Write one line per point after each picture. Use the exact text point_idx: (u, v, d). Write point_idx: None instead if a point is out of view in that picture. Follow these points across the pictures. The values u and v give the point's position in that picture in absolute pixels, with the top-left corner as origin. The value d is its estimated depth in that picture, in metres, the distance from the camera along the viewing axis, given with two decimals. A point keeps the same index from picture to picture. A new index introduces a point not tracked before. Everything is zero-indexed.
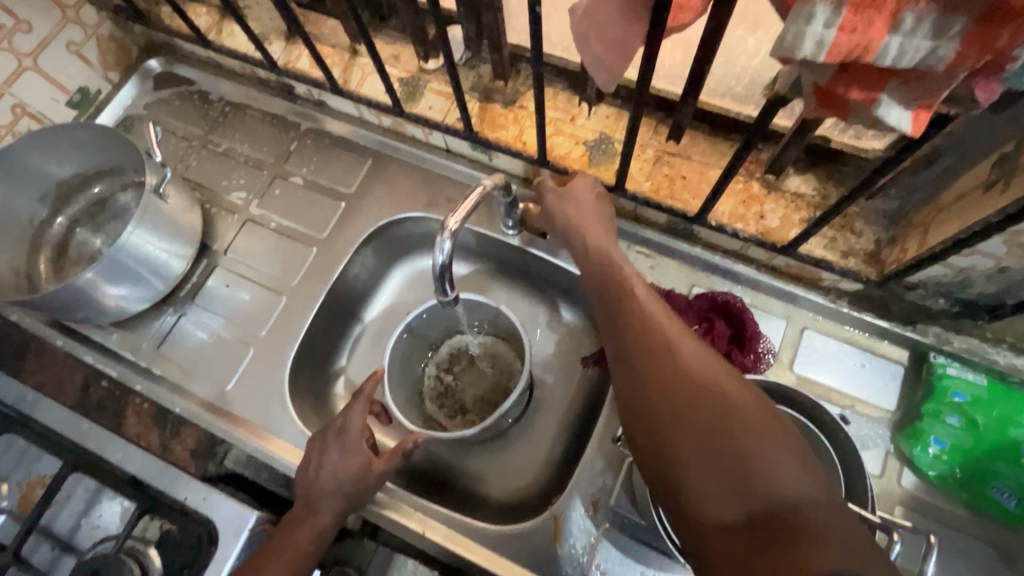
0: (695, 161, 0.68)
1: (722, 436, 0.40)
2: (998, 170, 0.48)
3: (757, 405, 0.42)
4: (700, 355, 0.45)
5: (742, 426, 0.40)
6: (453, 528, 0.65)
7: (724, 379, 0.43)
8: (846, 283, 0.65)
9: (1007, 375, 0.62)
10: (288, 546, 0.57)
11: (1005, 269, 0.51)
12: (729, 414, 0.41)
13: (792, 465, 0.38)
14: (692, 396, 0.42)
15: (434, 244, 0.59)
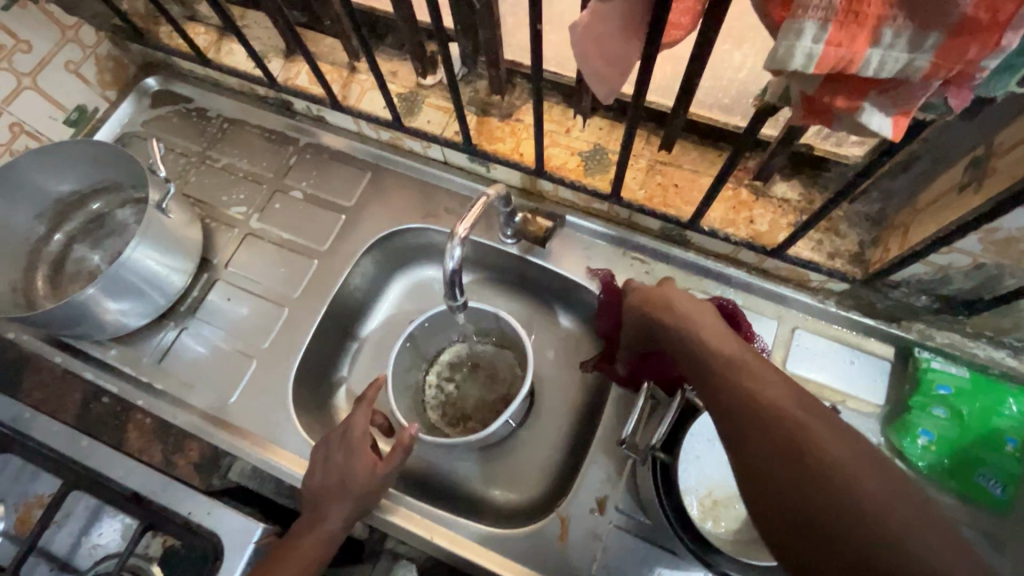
0: (686, 170, 0.71)
1: (804, 452, 0.38)
2: (971, 173, 0.52)
3: (832, 422, 0.40)
4: (788, 392, 0.43)
5: (819, 441, 0.38)
6: (457, 533, 0.66)
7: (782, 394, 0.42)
8: (833, 283, 0.68)
9: (987, 368, 0.65)
10: (297, 549, 0.58)
11: (982, 265, 0.55)
12: (800, 435, 0.39)
13: (883, 481, 0.36)
14: (764, 415, 0.41)
15: (445, 251, 0.61)
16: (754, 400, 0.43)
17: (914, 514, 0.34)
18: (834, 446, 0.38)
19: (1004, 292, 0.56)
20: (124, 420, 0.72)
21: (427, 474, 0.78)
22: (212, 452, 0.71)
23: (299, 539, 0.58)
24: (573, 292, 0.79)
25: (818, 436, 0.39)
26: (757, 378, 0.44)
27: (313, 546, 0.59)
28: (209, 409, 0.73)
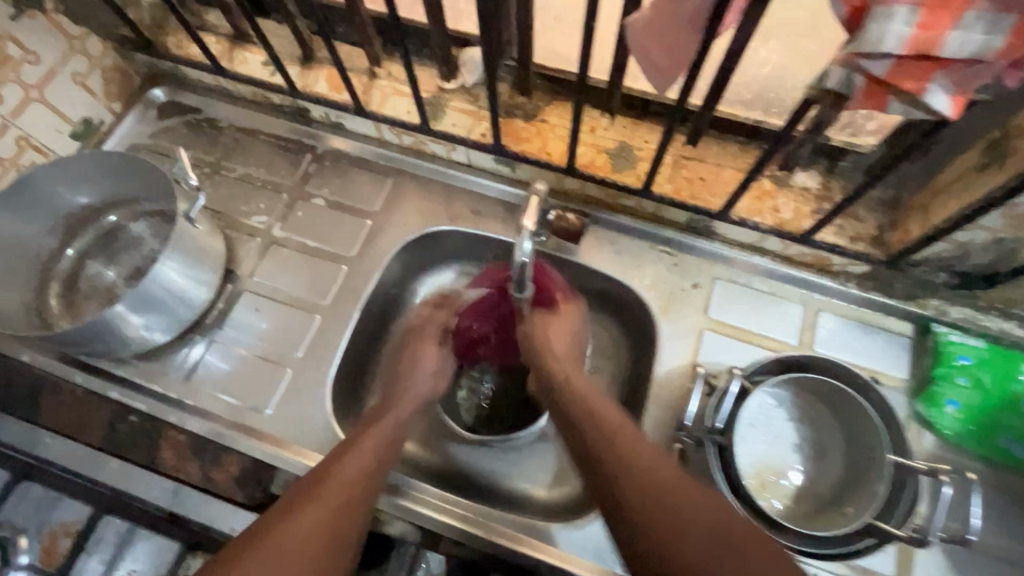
0: (710, 163, 0.74)
1: (672, 514, 0.51)
2: (989, 154, 0.56)
3: (716, 507, 0.51)
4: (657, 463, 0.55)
5: (689, 517, 0.50)
6: (487, 513, 0.66)
7: (667, 473, 0.54)
8: (854, 265, 0.72)
9: (999, 338, 0.70)
10: (334, 470, 0.59)
11: (1000, 239, 0.59)
12: (682, 514, 0.51)
13: None
14: (635, 485, 0.53)
15: (516, 247, 0.58)
16: (637, 463, 0.55)
17: (761, 552, 0.47)
18: (720, 528, 0.49)
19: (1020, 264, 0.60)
20: (155, 438, 0.69)
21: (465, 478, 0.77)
22: (251, 466, 0.69)
23: (334, 471, 0.59)
24: (602, 288, 0.80)
25: (690, 496, 0.52)
26: (634, 448, 0.57)
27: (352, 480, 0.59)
28: (245, 423, 0.71)
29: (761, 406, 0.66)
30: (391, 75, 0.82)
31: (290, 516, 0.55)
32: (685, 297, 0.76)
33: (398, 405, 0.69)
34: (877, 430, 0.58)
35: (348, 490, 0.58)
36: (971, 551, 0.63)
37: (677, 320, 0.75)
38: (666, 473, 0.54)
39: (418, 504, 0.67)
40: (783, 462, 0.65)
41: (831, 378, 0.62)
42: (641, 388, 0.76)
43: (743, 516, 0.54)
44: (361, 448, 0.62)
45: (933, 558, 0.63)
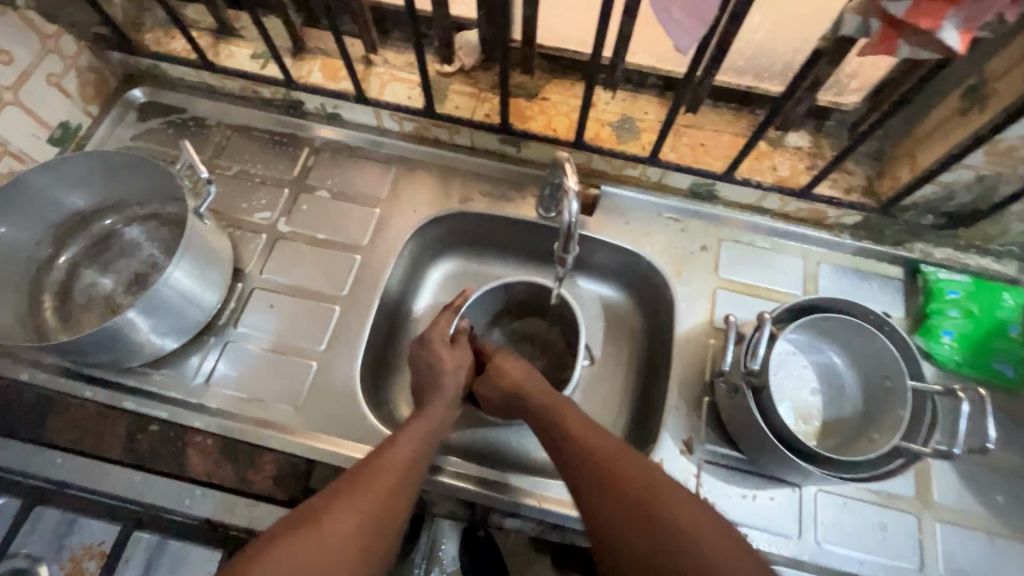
0: (708, 130, 0.78)
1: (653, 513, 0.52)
2: (968, 99, 0.61)
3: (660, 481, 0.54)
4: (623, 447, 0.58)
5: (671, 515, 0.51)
6: (540, 487, 0.66)
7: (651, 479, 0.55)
8: (848, 216, 0.77)
9: (979, 273, 0.76)
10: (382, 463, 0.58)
11: (982, 176, 0.65)
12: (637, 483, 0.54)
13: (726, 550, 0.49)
14: (618, 498, 0.54)
15: (562, 207, 0.59)
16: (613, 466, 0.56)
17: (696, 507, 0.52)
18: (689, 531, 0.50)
19: (998, 200, 0.67)
20: (181, 445, 0.66)
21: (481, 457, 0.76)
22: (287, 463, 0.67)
23: (376, 472, 0.57)
24: (615, 258, 0.83)
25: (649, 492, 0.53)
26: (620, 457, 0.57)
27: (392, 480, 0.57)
28: (275, 421, 0.69)
29: (781, 352, 0.71)
30: (388, 62, 0.82)
31: (329, 516, 0.52)
32: (696, 260, 0.79)
33: (426, 401, 0.67)
34: (893, 363, 0.62)
35: (388, 491, 0.56)
36: (977, 465, 0.69)
37: (691, 282, 0.78)
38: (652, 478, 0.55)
39: (455, 479, 0.66)
40: (809, 403, 0.69)
41: (846, 316, 0.65)
42: (660, 351, 0.79)
43: (782, 449, 0.58)
44: (398, 450, 0.60)
45: (945, 475, 0.68)
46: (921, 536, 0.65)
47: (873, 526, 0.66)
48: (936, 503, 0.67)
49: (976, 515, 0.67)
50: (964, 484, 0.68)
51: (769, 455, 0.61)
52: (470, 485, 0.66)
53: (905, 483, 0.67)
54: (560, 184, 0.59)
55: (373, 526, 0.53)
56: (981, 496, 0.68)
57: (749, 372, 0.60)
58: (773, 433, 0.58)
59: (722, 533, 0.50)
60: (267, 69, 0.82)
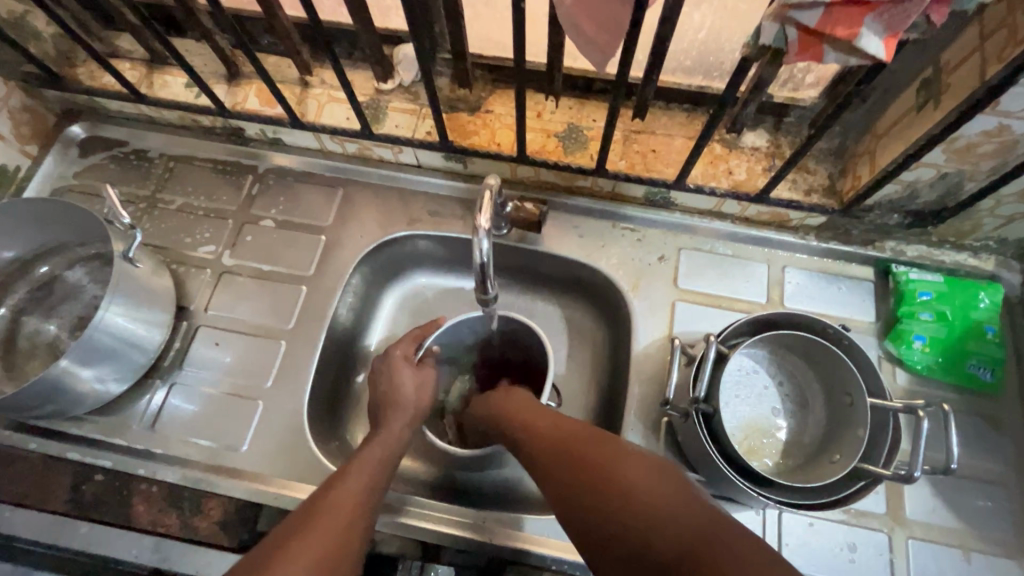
0: (660, 135, 0.74)
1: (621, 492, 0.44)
2: (924, 92, 0.57)
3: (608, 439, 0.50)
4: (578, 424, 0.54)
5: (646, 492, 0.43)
6: (508, 523, 0.64)
7: (631, 461, 0.47)
8: (811, 218, 0.73)
9: (954, 271, 0.72)
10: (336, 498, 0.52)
11: (945, 174, 0.60)
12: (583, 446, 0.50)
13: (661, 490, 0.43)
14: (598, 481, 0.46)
15: (472, 247, 0.56)
16: (580, 458, 0.49)
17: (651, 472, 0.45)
18: (663, 504, 0.42)
19: (965, 196, 0.63)
20: (128, 494, 0.66)
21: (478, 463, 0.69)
22: (235, 506, 0.66)
23: (329, 502, 0.52)
24: (572, 273, 0.79)
25: (621, 472, 0.46)
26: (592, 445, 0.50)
27: (346, 508, 0.52)
28: (222, 464, 0.67)
29: (741, 368, 0.68)
30: (325, 82, 0.79)
31: (290, 548, 0.46)
32: (654, 272, 0.75)
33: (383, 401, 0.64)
34: (853, 378, 0.59)
35: (345, 519, 0.51)
36: (953, 477, 0.65)
37: (648, 295, 0.74)
38: (630, 456, 0.47)
39: (417, 519, 0.64)
40: (771, 420, 0.66)
41: (805, 331, 0.63)
42: (619, 369, 0.76)
43: (734, 479, 0.56)
44: (351, 477, 0.55)
45: (919, 489, 0.65)
46: (893, 555, 0.62)
47: (841, 547, 0.62)
48: (909, 520, 0.64)
49: (951, 530, 0.63)
50: (939, 498, 0.65)
51: (726, 483, 0.59)
52: (436, 524, 0.64)
53: (875, 500, 0.64)
54: (473, 221, 0.55)
55: (338, 554, 0.48)
56: (958, 509, 0.64)
57: (694, 399, 0.58)
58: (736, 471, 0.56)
59: (697, 504, 0.42)
60: (202, 97, 0.80)
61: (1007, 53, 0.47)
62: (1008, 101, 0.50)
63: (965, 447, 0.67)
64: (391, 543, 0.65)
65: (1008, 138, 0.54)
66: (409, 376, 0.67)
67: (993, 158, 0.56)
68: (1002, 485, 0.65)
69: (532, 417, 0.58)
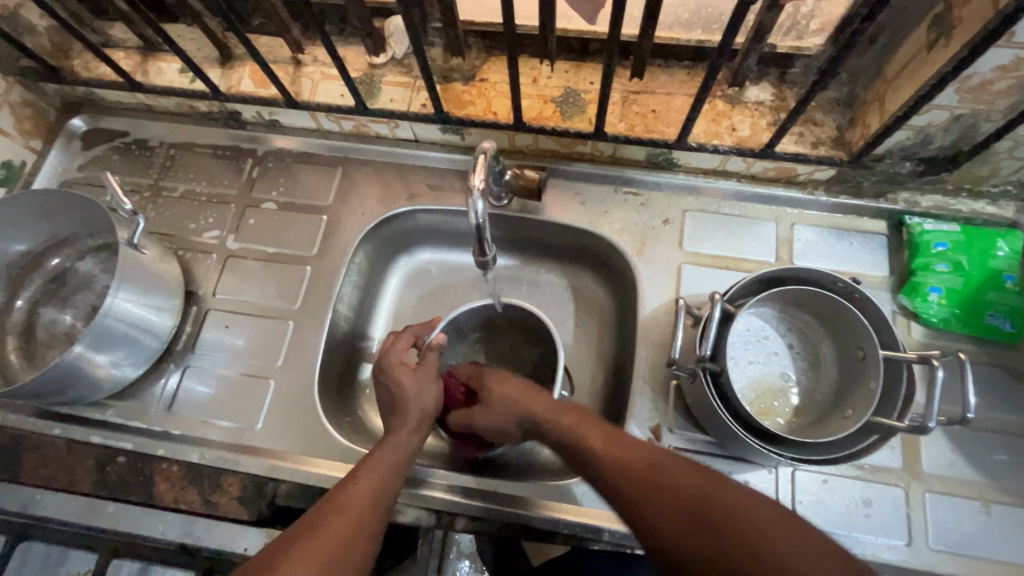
0: (660, 94, 0.72)
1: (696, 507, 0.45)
2: (935, 30, 0.54)
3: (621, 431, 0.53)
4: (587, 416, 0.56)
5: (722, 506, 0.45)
6: (520, 491, 0.64)
7: (689, 475, 0.48)
8: (820, 172, 0.70)
9: (972, 220, 0.69)
10: (351, 495, 0.53)
11: (959, 116, 0.58)
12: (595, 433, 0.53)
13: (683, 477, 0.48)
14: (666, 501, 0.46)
15: (466, 209, 0.55)
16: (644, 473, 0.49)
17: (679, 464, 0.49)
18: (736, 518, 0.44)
19: (981, 139, 0.60)
20: (148, 473, 0.68)
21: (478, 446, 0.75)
22: (253, 482, 0.67)
23: (335, 509, 0.52)
24: (577, 241, 0.78)
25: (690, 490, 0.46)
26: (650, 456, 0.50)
27: (351, 517, 0.51)
28: (239, 442, 0.69)
29: (749, 328, 0.67)
30: (317, 60, 0.78)
31: (289, 553, 0.47)
32: (658, 235, 0.74)
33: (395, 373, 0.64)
34: (865, 331, 0.58)
35: (348, 526, 0.51)
36: (971, 429, 0.64)
37: (653, 259, 0.73)
38: (686, 471, 0.48)
39: (433, 491, 0.65)
40: (781, 378, 0.66)
41: (813, 285, 0.61)
42: (627, 336, 0.75)
43: (745, 437, 0.55)
44: (357, 484, 0.54)
45: (936, 442, 0.64)
46: (909, 509, 0.61)
47: (856, 503, 0.62)
48: (926, 474, 0.63)
49: (970, 483, 0.62)
50: (956, 451, 0.63)
51: (736, 442, 0.58)
52: (451, 494, 0.65)
53: (891, 455, 0.63)
54: (467, 183, 0.54)
55: (347, 545, 0.49)
56: (976, 462, 0.63)
57: (700, 358, 0.57)
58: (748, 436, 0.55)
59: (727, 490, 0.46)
60: (197, 83, 0.80)
61: None
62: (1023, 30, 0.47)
63: (983, 399, 0.65)
64: (408, 513, 0.65)
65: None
66: (409, 375, 0.64)
67: (1008, 95, 0.54)
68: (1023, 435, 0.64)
69: (565, 417, 0.56)
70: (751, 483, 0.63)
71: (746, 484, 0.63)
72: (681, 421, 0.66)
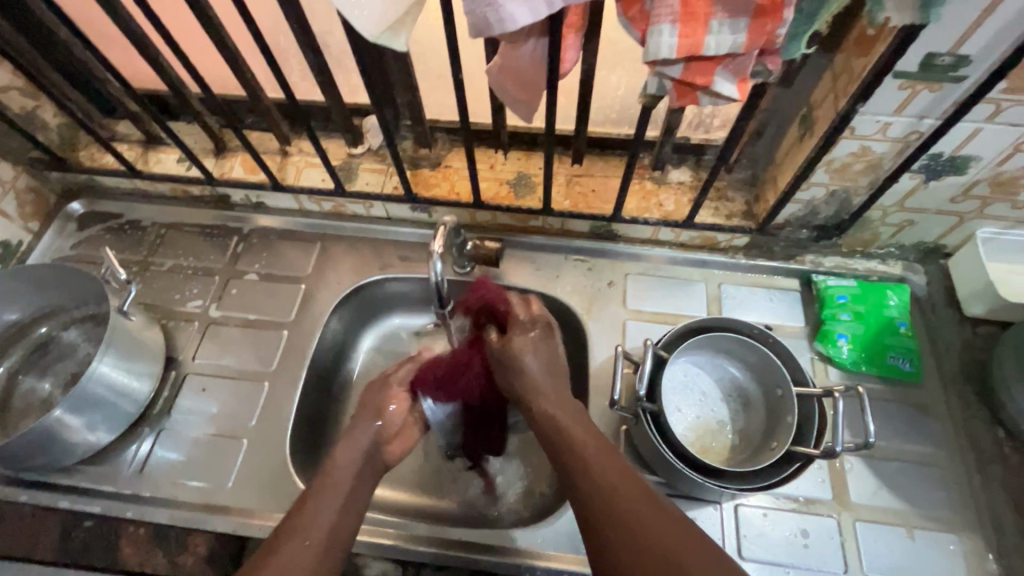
0: (598, 176, 0.85)
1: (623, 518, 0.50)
2: (803, 125, 0.68)
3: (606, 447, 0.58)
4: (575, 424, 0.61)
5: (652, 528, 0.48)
6: (487, 538, 0.67)
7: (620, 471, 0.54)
8: (737, 239, 0.82)
9: (867, 276, 0.81)
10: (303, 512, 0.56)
11: (834, 191, 0.71)
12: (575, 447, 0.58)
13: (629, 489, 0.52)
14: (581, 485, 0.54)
15: (427, 266, 0.63)
16: (603, 481, 0.53)
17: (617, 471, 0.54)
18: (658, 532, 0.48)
19: (856, 209, 0.73)
20: (114, 537, 0.69)
21: (434, 486, 0.80)
22: (219, 542, 0.69)
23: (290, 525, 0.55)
24: None
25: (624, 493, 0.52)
26: (650, 520, 0.49)
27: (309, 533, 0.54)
28: (208, 502, 0.71)
29: (686, 374, 0.74)
30: (302, 150, 0.90)
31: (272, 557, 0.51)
32: (604, 296, 0.84)
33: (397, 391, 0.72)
34: (781, 370, 0.66)
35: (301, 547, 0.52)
36: (890, 461, 0.71)
37: (601, 316, 0.82)
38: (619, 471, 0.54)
39: (398, 539, 0.67)
40: (716, 418, 0.73)
41: (734, 332, 0.70)
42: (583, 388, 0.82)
43: (685, 471, 0.61)
44: (316, 498, 0.58)
45: (860, 473, 0.70)
46: (843, 537, 0.67)
47: (794, 534, 0.67)
48: (855, 503, 0.68)
49: (894, 511, 0.68)
50: (880, 482, 0.70)
51: (681, 479, 0.64)
52: (413, 543, 0.67)
53: (822, 487, 0.69)
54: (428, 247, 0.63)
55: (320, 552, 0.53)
56: (897, 491, 0.69)
57: (638, 398, 0.64)
58: (689, 471, 0.61)
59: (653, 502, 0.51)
60: (192, 170, 0.89)
61: (850, 90, 0.58)
62: (859, 127, 0.61)
63: (897, 432, 0.73)
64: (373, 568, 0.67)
65: (872, 157, 0.65)
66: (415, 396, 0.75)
67: (866, 174, 0.68)
68: (935, 464, 0.71)
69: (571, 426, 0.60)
70: (699, 520, 0.67)
71: (694, 521, 0.67)
72: (631, 463, 0.71)
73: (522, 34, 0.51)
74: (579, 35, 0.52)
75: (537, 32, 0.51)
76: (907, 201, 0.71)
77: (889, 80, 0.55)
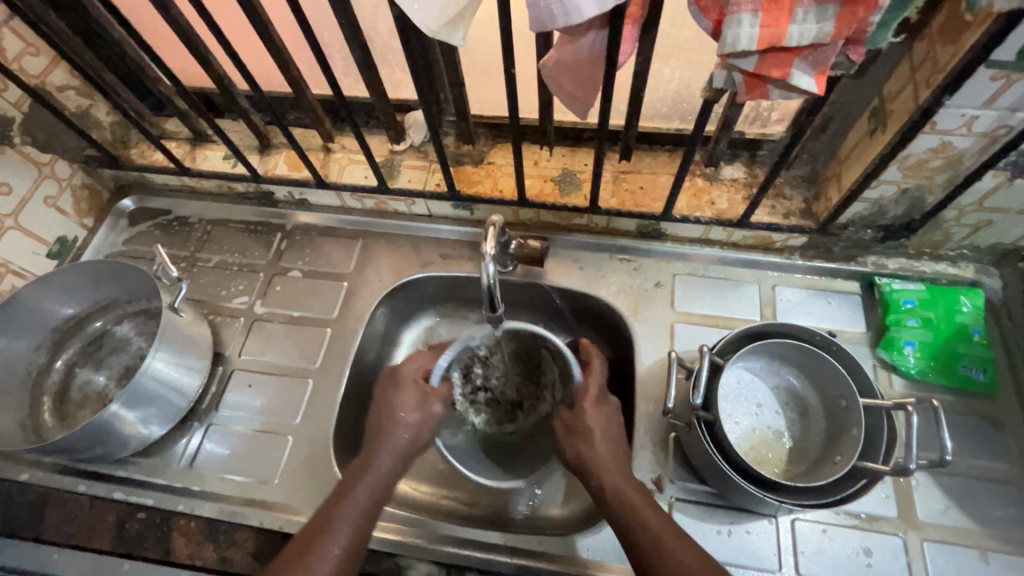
0: (647, 172, 0.82)
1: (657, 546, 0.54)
2: (875, 119, 0.64)
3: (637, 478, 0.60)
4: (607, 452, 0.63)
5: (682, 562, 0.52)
6: (529, 545, 0.66)
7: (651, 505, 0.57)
8: (793, 239, 0.78)
9: (936, 280, 0.76)
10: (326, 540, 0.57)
11: (905, 189, 0.67)
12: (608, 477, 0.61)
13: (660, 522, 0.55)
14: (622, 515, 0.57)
15: (479, 269, 0.62)
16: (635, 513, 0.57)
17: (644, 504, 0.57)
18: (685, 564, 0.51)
19: (930, 207, 0.68)
20: (166, 530, 0.70)
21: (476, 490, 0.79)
22: (265, 538, 0.69)
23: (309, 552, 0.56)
24: (577, 303, 0.85)
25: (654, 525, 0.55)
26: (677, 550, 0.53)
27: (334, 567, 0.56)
28: (254, 497, 0.72)
29: (739, 381, 0.71)
30: (345, 147, 0.89)
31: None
32: (652, 297, 0.81)
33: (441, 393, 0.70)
34: (845, 379, 0.63)
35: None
36: (961, 477, 0.67)
37: (648, 318, 0.79)
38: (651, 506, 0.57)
39: (441, 542, 0.67)
40: (773, 429, 0.70)
41: (794, 339, 0.67)
42: (629, 391, 0.79)
43: (745, 486, 0.58)
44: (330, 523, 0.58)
45: (927, 489, 0.66)
46: (909, 557, 0.63)
47: (856, 553, 0.63)
48: (922, 522, 0.65)
49: (966, 531, 0.64)
50: (950, 500, 0.66)
51: (740, 493, 0.61)
52: (455, 545, 0.66)
53: (886, 504, 0.66)
54: (479, 249, 0.63)
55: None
56: (969, 510, 0.65)
57: (693, 408, 0.61)
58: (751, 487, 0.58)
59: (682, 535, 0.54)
60: (238, 167, 0.90)
61: (933, 82, 0.54)
62: (942, 120, 0.56)
63: (968, 447, 0.68)
64: (416, 569, 0.66)
65: (952, 153, 0.60)
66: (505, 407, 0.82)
67: (944, 172, 0.63)
68: (1012, 483, 0.66)
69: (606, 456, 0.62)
70: (753, 534, 0.65)
71: (748, 535, 0.65)
72: (681, 472, 0.69)
73: (581, 26, 0.49)
74: (638, 27, 0.49)
75: (598, 24, 0.49)
76: (988, 200, 0.65)
77: (981, 70, 0.51)
